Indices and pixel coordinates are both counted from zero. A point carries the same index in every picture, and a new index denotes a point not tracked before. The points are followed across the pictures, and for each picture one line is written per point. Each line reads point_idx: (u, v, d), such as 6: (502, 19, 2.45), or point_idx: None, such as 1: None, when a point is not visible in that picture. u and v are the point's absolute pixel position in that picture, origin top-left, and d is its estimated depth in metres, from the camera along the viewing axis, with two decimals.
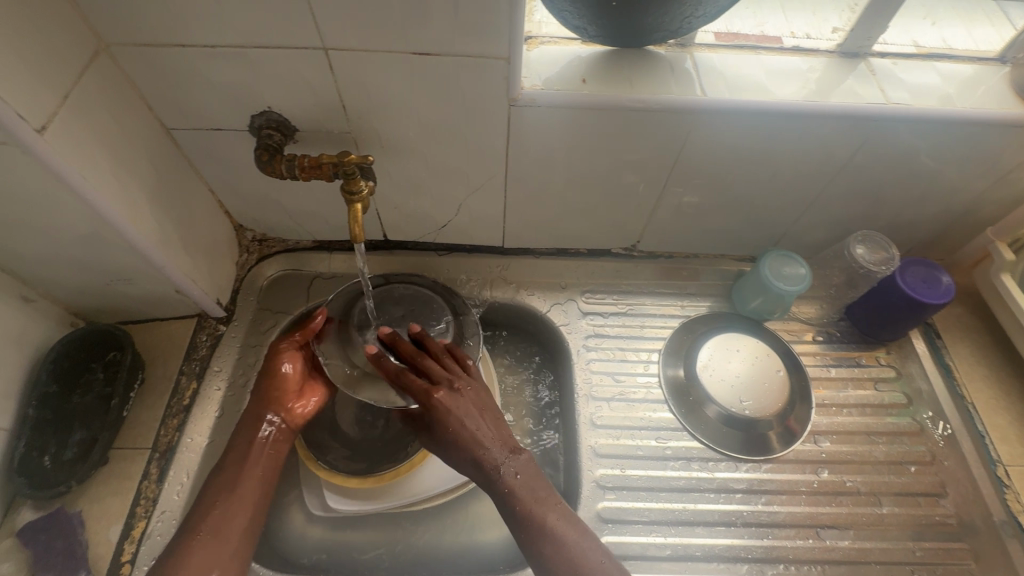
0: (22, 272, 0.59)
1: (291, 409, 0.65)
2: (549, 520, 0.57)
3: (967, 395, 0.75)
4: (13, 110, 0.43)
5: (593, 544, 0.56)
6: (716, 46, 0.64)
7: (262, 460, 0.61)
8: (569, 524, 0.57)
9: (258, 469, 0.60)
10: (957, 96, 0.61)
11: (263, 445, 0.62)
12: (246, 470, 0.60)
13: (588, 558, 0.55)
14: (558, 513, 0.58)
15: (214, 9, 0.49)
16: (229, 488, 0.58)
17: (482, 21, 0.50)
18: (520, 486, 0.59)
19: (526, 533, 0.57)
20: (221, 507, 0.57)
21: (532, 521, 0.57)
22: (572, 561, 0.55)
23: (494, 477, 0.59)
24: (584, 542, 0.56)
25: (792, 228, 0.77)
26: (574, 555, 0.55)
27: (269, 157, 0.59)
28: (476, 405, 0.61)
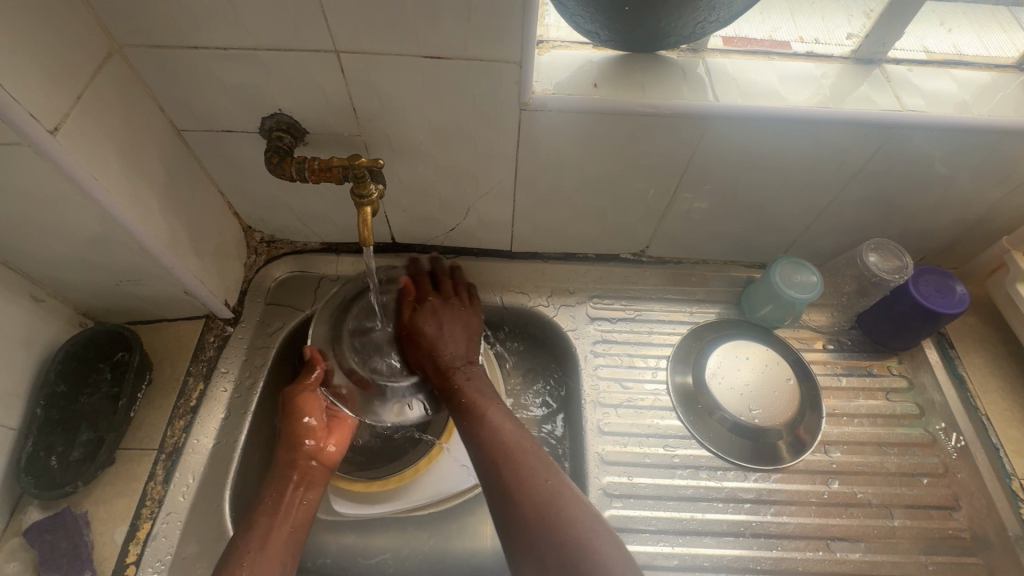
0: (31, 272, 0.59)
1: (320, 453, 0.64)
2: (491, 413, 0.62)
3: (981, 407, 0.74)
4: (26, 111, 0.43)
5: (527, 438, 0.60)
6: (728, 51, 0.63)
7: (291, 511, 0.60)
8: (510, 421, 0.61)
9: (288, 520, 0.59)
10: (974, 103, 0.60)
11: (291, 496, 0.60)
12: (276, 525, 0.58)
13: (517, 448, 0.58)
14: (501, 412, 0.62)
15: (227, 11, 0.49)
16: (260, 542, 0.56)
17: (494, 24, 0.50)
18: (473, 385, 0.65)
19: (466, 420, 0.62)
20: (252, 560, 0.54)
21: (473, 412, 0.62)
22: (501, 447, 0.58)
23: (451, 377, 0.66)
24: (519, 435, 0.60)
25: (804, 234, 0.76)
26: (505, 443, 0.59)
27: (279, 159, 0.59)
28: (455, 325, 0.70)
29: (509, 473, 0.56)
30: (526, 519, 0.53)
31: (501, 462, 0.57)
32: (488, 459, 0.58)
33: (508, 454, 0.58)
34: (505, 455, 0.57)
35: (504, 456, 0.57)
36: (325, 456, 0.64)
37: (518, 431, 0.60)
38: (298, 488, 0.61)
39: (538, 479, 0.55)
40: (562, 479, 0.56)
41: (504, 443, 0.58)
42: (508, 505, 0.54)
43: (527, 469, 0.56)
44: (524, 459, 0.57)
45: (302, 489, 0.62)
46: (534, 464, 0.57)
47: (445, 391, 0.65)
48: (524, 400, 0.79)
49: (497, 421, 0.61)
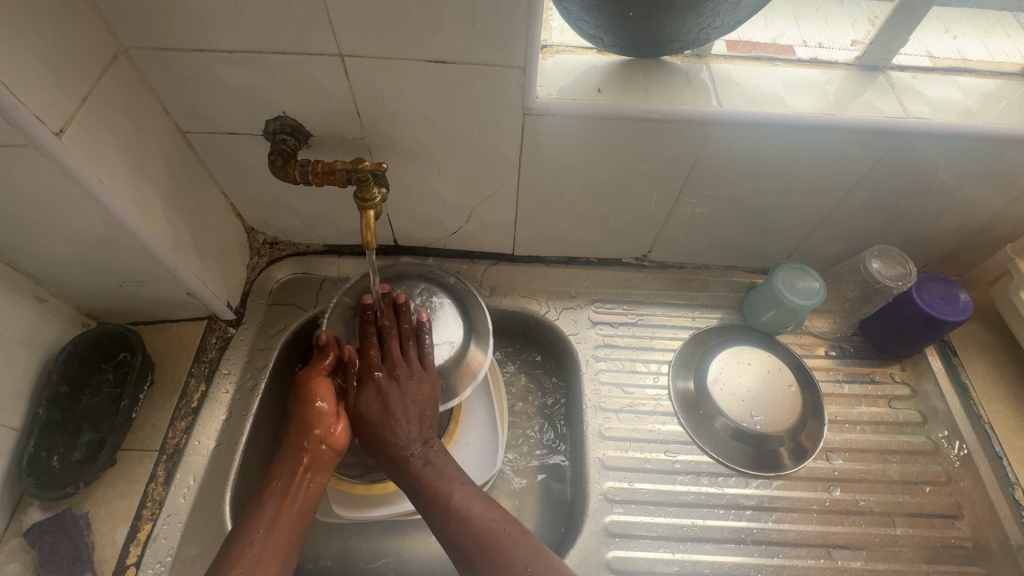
0: (35, 272, 0.59)
1: (329, 438, 0.61)
2: (460, 508, 0.56)
3: (984, 415, 0.73)
4: (32, 113, 0.43)
5: (503, 526, 0.55)
6: (732, 56, 0.63)
7: (300, 495, 0.58)
8: (481, 509, 0.57)
9: (295, 506, 0.57)
10: (979, 111, 0.60)
11: (300, 479, 0.59)
12: (284, 508, 0.57)
13: (494, 543, 0.54)
14: (469, 500, 0.57)
15: (233, 14, 0.49)
16: (267, 526, 0.55)
17: (499, 30, 0.50)
18: (434, 473, 0.59)
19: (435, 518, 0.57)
20: (257, 544, 0.53)
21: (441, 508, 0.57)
22: (477, 549, 0.54)
23: (408, 466, 0.59)
24: (495, 525, 0.55)
25: (807, 241, 0.76)
26: (481, 542, 0.54)
27: (282, 162, 0.59)
28: (402, 395, 0.62)
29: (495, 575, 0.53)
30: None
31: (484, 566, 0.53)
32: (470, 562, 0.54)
33: (487, 555, 0.54)
34: (485, 557, 0.54)
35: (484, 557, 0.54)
36: (331, 443, 0.61)
37: (493, 522, 0.56)
38: (307, 473, 0.59)
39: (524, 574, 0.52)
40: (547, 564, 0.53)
41: (481, 542, 0.54)
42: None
43: (511, 566, 0.53)
44: (505, 554, 0.53)
45: (310, 475, 0.60)
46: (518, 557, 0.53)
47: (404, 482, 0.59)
48: (525, 404, 0.79)
49: (468, 516, 0.56)
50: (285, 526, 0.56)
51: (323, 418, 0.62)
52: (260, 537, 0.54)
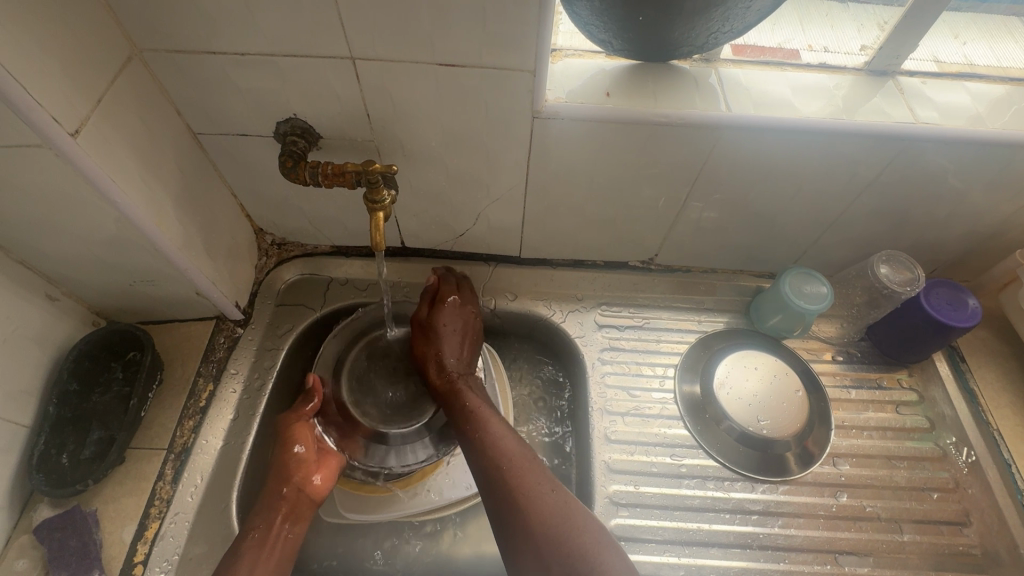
0: (47, 271, 0.60)
1: (308, 487, 0.62)
2: (498, 431, 0.61)
3: (992, 421, 0.73)
4: (48, 113, 0.44)
5: (534, 456, 0.59)
6: (741, 61, 0.64)
7: (277, 545, 0.58)
8: (517, 437, 0.61)
9: (273, 555, 0.57)
10: (988, 116, 0.59)
11: (278, 529, 0.59)
12: (263, 557, 0.57)
13: (523, 467, 0.58)
14: (507, 428, 0.62)
15: (246, 17, 0.49)
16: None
17: (509, 33, 0.50)
18: (478, 399, 0.64)
19: (471, 436, 0.61)
20: None
21: (480, 428, 0.61)
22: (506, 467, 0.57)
23: (455, 388, 0.65)
24: (526, 454, 0.59)
25: (814, 245, 0.75)
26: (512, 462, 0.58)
27: (293, 163, 0.60)
28: (457, 326, 0.70)
29: (516, 493, 0.56)
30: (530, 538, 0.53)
31: (507, 484, 0.56)
32: (494, 479, 0.57)
33: (513, 476, 0.57)
34: (511, 476, 0.57)
35: (510, 476, 0.57)
36: (310, 491, 0.63)
37: (524, 451, 0.59)
38: (285, 521, 0.60)
39: (544, 499, 0.55)
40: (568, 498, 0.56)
41: (511, 462, 0.58)
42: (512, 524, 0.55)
43: (533, 489, 0.56)
44: (531, 478, 0.57)
45: (288, 523, 0.60)
46: (542, 483, 0.56)
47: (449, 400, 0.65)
48: (530, 406, 0.79)
49: (505, 440, 0.60)
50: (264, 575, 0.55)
51: (303, 465, 0.63)
52: None
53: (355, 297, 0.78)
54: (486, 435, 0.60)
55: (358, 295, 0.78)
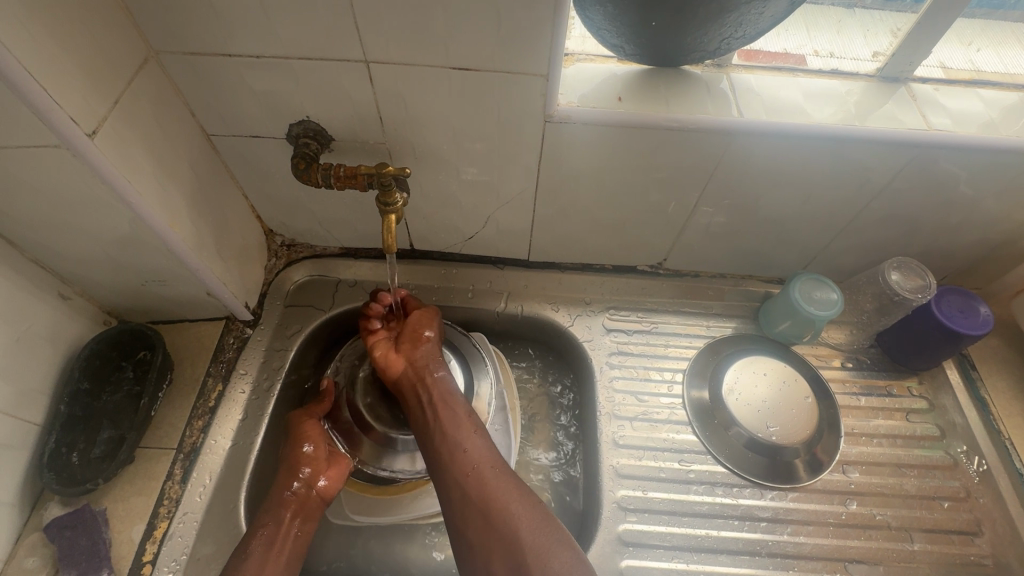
0: (60, 271, 0.60)
1: (316, 486, 0.62)
2: (489, 476, 0.59)
3: (1003, 430, 0.72)
4: (67, 114, 0.44)
5: (526, 501, 0.57)
6: (753, 67, 0.64)
7: (286, 543, 0.58)
8: (508, 479, 0.59)
9: (281, 555, 0.57)
10: (1001, 123, 0.59)
11: (286, 527, 0.59)
12: (271, 557, 0.57)
13: (514, 517, 0.56)
14: (498, 467, 0.60)
15: (262, 19, 0.50)
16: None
17: (523, 38, 0.50)
18: (465, 432, 0.61)
19: (458, 482, 0.59)
20: None
21: (469, 472, 0.59)
22: (495, 521, 0.56)
23: (441, 422, 0.62)
24: (517, 499, 0.57)
25: (824, 251, 0.75)
26: (502, 515, 0.56)
27: (305, 166, 0.60)
28: (432, 347, 0.68)
29: (505, 552, 0.55)
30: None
31: (495, 542, 0.55)
32: (481, 533, 0.56)
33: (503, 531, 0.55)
34: (500, 531, 0.55)
35: (500, 529, 0.55)
36: (318, 491, 0.62)
37: (515, 497, 0.58)
38: (293, 519, 0.60)
39: (537, 553, 0.54)
40: (561, 544, 0.55)
41: (500, 514, 0.56)
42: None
43: (525, 544, 0.54)
44: (522, 529, 0.55)
45: (297, 521, 0.60)
46: (534, 533, 0.55)
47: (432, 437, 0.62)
48: (538, 409, 0.79)
49: (495, 484, 0.58)
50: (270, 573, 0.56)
51: (313, 463, 0.62)
52: None
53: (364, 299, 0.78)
54: (475, 482, 0.58)
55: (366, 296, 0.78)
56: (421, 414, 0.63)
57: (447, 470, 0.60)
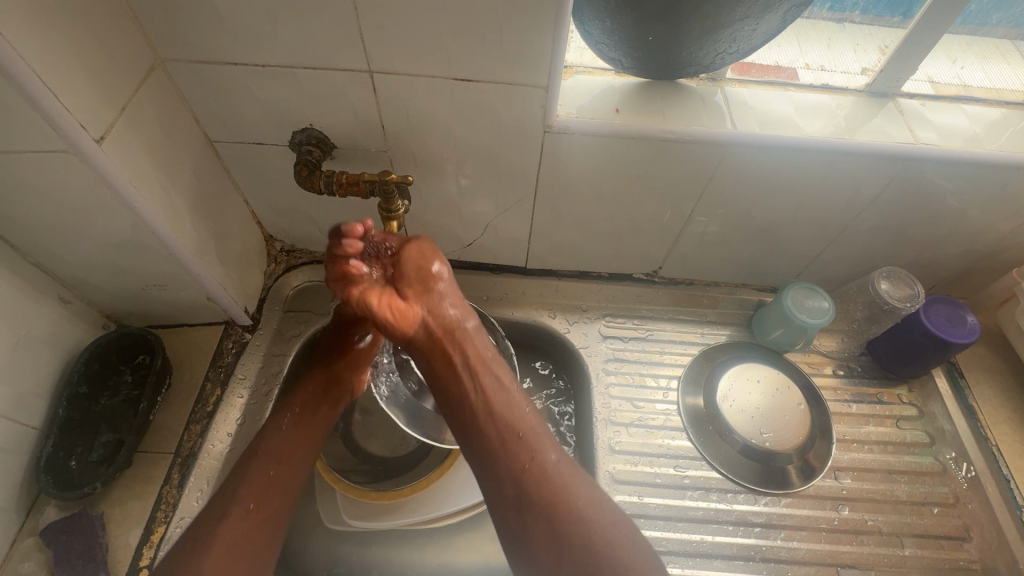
0: (61, 273, 0.60)
1: (348, 381, 0.68)
2: (548, 465, 0.55)
3: (990, 436, 0.74)
4: (76, 120, 0.45)
5: (587, 488, 0.56)
6: (746, 81, 0.66)
7: (316, 423, 0.65)
8: (567, 465, 0.57)
9: (310, 435, 0.64)
10: (984, 137, 0.61)
11: (318, 410, 0.66)
12: (302, 433, 0.64)
13: (582, 512, 0.54)
14: (556, 455, 0.57)
15: (268, 31, 0.51)
16: (278, 449, 0.62)
17: (524, 51, 0.52)
18: (518, 413, 0.57)
19: (516, 474, 0.55)
20: (276, 466, 0.61)
21: (527, 461, 0.55)
22: (562, 517, 0.53)
23: (488, 399, 0.58)
24: (580, 487, 0.55)
25: (815, 260, 0.77)
26: (569, 511, 0.54)
27: (308, 172, 0.61)
28: (452, 288, 0.60)
29: (575, 551, 0.53)
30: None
31: (563, 541, 0.53)
32: (547, 532, 0.53)
33: (571, 527, 0.53)
34: (568, 529, 0.53)
35: (567, 526, 0.53)
36: (349, 386, 0.69)
37: (575, 480, 0.56)
38: (323, 406, 0.66)
39: (606, 548, 0.53)
40: (626, 537, 0.54)
41: (566, 508, 0.54)
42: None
43: (595, 537, 0.53)
44: (591, 524, 0.54)
45: (326, 408, 0.67)
46: (600, 525, 0.54)
47: (481, 419, 0.57)
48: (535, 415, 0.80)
49: (556, 473, 0.55)
50: (299, 449, 0.63)
51: (352, 362, 0.69)
52: (276, 461, 0.61)
53: None
54: (535, 472, 0.55)
55: None
56: (465, 393, 0.58)
57: (502, 459, 0.55)
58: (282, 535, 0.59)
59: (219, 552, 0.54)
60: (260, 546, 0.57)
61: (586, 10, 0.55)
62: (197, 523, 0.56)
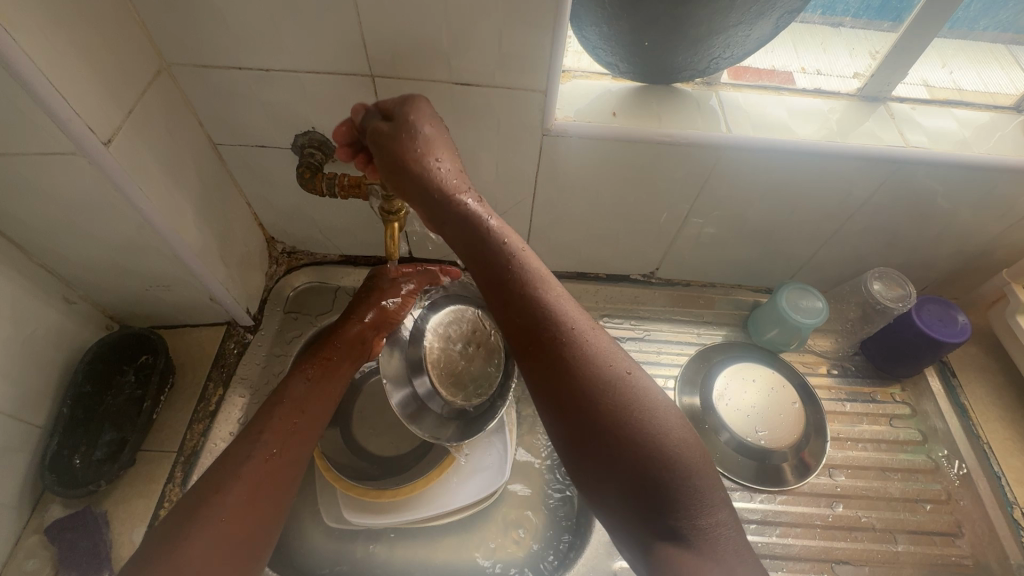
0: (66, 274, 0.61)
1: (368, 337, 0.69)
2: (576, 343, 0.48)
3: (982, 434, 0.75)
4: (84, 123, 0.46)
5: (619, 380, 0.48)
6: (740, 85, 0.67)
7: (332, 378, 0.65)
8: (597, 338, 0.50)
9: (327, 388, 0.64)
10: (973, 140, 0.63)
11: (334, 365, 0.66)
12: (318, 387, 0.64)
13: (613, 386, 0.47)
14: (583, 329, 0.50)
15: (272, 36, 0.52)
16: (303, 398, 0.62)
17: (522, 56, 0.53)
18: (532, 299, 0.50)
19: (540, 353, 0.48)
20: (297, 416, 0.60)
21: (550, 340, 0.48)
22: (589, 396, 0.47)
23: (493, 279, 0.51)
24: (612, 363, 0.49)
25: (809, 262, 0.78)
26: (594, 396, 0.47)
27: (310, 174, 0.62)
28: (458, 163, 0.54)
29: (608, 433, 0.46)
30: (633, 483, 0.45)
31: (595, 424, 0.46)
32: (577, 416, 0.47)
33: (605, 417, 0.46)
34: (593, 416, 0.46)
35: (596, 405, 0.46)
36: (373, 344, 0.70)
37: (598, 365, 0.48)
38: (343, 362, 0.66)
39: (643, 427, 0.46)
40: (663, 412, 0.47)
41: (595, 386, 0.47)
42: (608, 469, 0.46)
43: (623, 423, 0.46)
44: (623, 396, 0.47)
45: (345, 363, 0.67)
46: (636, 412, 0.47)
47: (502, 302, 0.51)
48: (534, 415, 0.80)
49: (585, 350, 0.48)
50: (318, 401, 0.63)
51: (383, 316, 0.70)
52: (297, 409, 0.61)
53: None
54: (561, 361, 0.48)
55: None
56: (479, 273, 0.52)
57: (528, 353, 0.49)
58: (301, 479, 0.59)
59: (243, 489, 0.54)
60: (281, 485, 0.57)
61: (584, 17, 0.57)
62: (220, 461, 0.56)
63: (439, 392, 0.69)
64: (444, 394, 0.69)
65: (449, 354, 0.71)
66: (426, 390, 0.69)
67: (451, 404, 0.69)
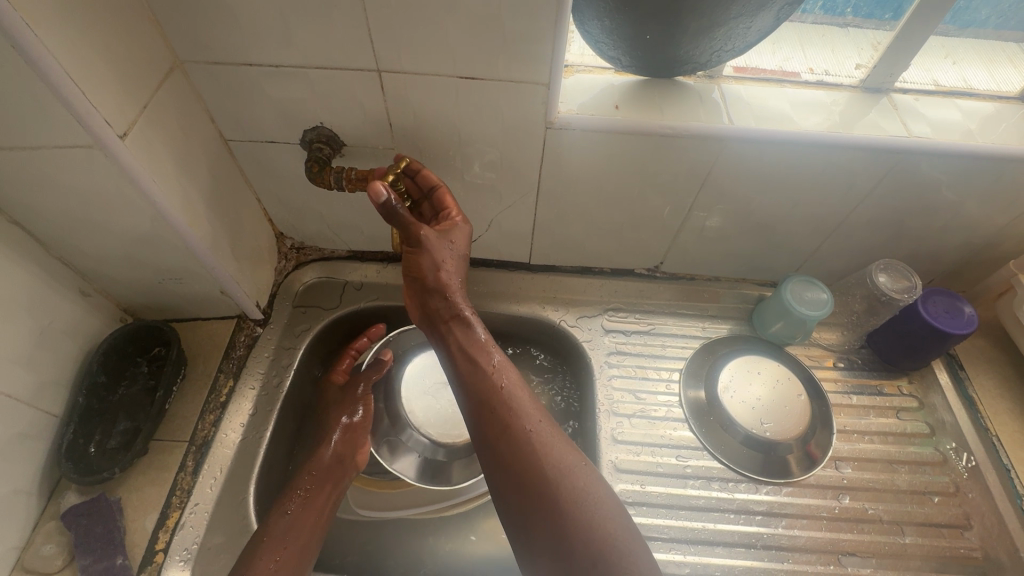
0: (80, 266, 0.63)
1: (346, 458, 0.69)
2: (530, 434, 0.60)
3: (990, 426, 0.74)
4: (101, 118, 0.47)
5: (562, 471, 0.59)
6: (742, 78, 0.67)
7: (315, 510, 0.64)
8: (546, 430, 0.61)
9: (313, 518, 0.64)
10: (977, 131, 0.63)
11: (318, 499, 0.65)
12: (301, 521, 0.63)
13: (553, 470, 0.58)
14: (534, 422, 0.61)
15: (282, 32, 0.53)
16: (284, 535, 0.61)
17: (525, 49, 0.54)
18: (497, 390, 0.62)
19: (499, 431, 0.61)
20: (282, 558, 0.59)
21: (508, 429, 0.61)
22: (533, 474, 0.58)
23: (471, 369, 0.64)
24: (565, 457, 0.60)
25: (814, 254, 0.78)
26: (537, 474, 0.58)
27: (319, 168, 0.64)
28: (458, 267, 0.66)
29: (545, 516, 0.57)
30: (555, 545, 0.56)
31: (533, 507, 0.58)
32: (519, 487, 0.59)
33: (541, 494, 0.58)
34: (535, 487, 0.58)
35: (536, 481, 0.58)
36: (353, 459, 0.70)
37: (546, 456, 0.59)
38: (326, 488, 0.67)
39: (573, 504, 0.57)
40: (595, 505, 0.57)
41: (542, 475, 0.58)
42: (539, 528, 0.57)
43: (557, 501, 0.57)
44: (569, 486, 0.58)
45: (329, 487, 0.67)
46: (569, 493, 0.57)
47: (467, 390, 0.64)
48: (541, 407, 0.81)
49: (540, 443, 0.60)
50: (302, 535, 0.62)
51: (353, 431, 0.71)
52: (281, 550, 0.60)
53: (370, 300, 0.80)
54: (515, 444, 0.60)
55: (372, 298, 0.81)
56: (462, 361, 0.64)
57: (490, 427, 0.62)
58: None
59: None
60: None
61: (586, 11, 0.57)
62: None
63: (438, 441, 0.74)
64: (443, 441, 0.74)
65: (435, 405, 0.76)
66: (426, 446, 0.74)
67: (454, 448, 0.74)
